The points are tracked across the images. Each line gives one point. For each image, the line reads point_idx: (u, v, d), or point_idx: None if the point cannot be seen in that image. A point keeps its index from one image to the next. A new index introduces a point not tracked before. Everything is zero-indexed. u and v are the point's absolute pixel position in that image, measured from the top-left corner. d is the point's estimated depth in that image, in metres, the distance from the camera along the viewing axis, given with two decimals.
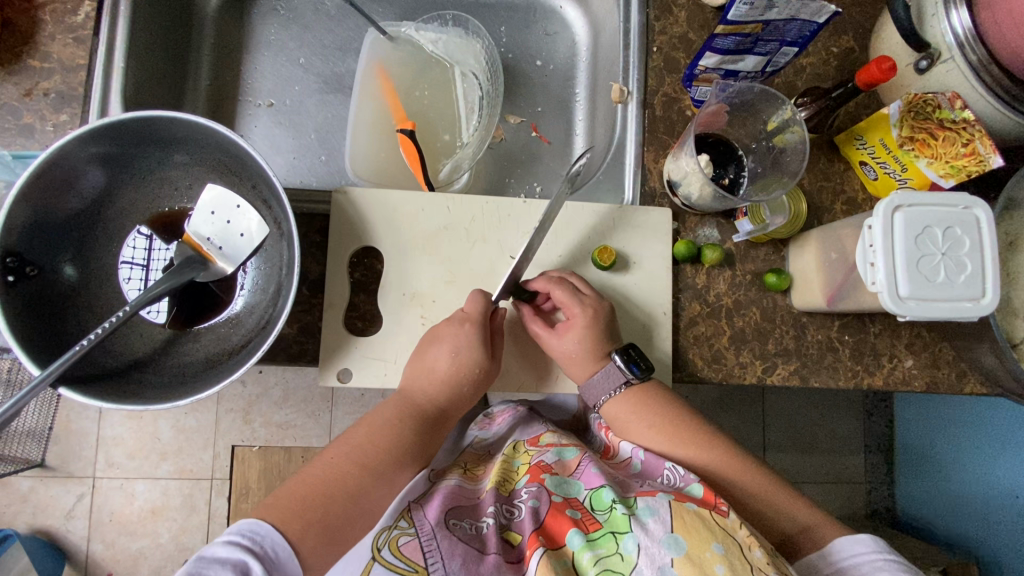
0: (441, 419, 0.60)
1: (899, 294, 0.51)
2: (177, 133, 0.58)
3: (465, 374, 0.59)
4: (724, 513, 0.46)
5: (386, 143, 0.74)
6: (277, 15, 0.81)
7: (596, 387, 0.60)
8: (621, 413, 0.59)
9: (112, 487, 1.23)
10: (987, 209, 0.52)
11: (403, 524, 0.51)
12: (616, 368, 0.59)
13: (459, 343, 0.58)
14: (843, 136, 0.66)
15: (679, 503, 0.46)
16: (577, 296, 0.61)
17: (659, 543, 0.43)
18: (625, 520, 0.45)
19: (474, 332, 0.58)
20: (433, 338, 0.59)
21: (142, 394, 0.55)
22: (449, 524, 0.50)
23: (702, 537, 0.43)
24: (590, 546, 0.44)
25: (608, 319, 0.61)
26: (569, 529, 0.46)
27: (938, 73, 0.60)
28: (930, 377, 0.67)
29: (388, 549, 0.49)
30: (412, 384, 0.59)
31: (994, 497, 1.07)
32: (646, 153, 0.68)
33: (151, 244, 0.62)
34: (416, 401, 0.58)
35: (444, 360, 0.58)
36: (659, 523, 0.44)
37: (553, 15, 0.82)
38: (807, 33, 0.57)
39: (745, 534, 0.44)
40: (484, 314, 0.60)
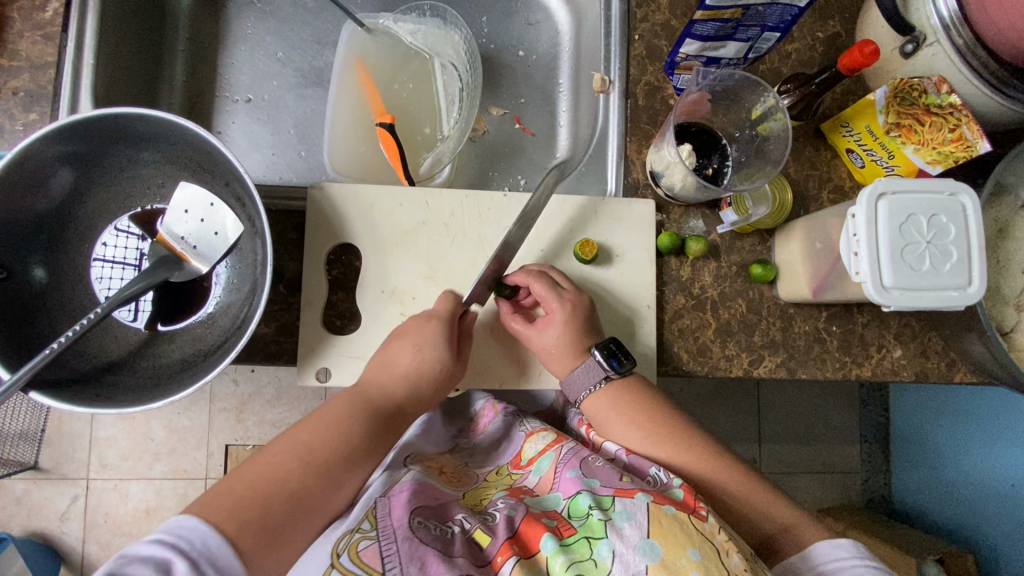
0: (399, 418, 0.57)
1: (883, 283, 0.49)
2: (147, 131, 0.56)
3: (427, 375, 0.57)
4: (703, 518, 0.45)
5: (365, 138, 0.73)
6: (253, 8, 0.79)
7: (577, 382, 0.59)
8: (601, 408, 0.58)
9: (106, 489, 1.23)
10: (973, 196, 0.51)
11: (365, 527, 0.48)
12: (596, 363, 0.58)
13: (400, 363, 0.56)
14: (829, 124, 0.65)
15: (658, 506, 0.45)
16: (556, 291, 0.60)
17: (634, 549, 0.42)
18: (601, 526, 0.44)
19: (439, 328, 0.57)
20: (399, 334, 0.58)
21: (115, 397, 0.54)
22: (414, 524, 0.47)
23: (679, 542, 0.42)
24: (564, 551, 0.43)
25: (586, 313, 0.60)
26: (544, 534, 0.45)
27: (924, 57, 0.58)
28: (919, 367, 0.66)
29: (347, 556, 0.46)
30: (370, 381, 0.57)
31: (990, 486, 1.06)
32: (628, 144, 0.67)
33: (124, 244, 0.60)
34: (371, 398, 0.56)
35: (407, 357, 0.57)
36: (636, 527, 0.43)
37: (535, 4, 0.81)
38: (789, 18, 0.55)
39: (723, 538, 0.44)
40: (451, 313, 0.59)
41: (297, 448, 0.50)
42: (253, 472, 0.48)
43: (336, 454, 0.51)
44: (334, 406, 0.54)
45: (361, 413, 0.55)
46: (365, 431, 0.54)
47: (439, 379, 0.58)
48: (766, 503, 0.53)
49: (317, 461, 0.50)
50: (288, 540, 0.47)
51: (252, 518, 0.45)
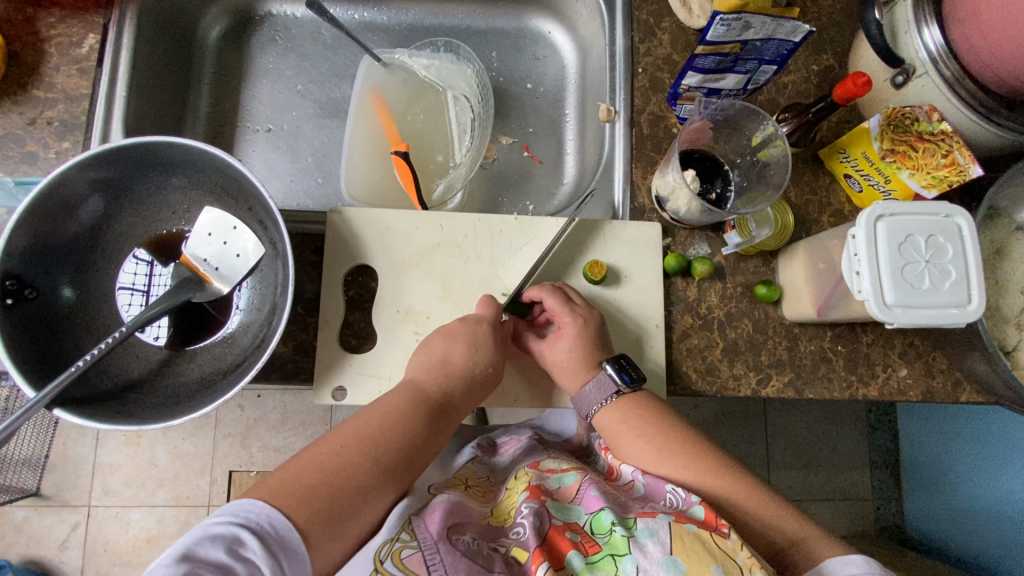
0: (449, 415, 0.57)
1: (886, 301, 0.51)
2: (176, 158, 0.59)
3: (476, 377, 0.59)
4: (725, 535, 0.46)
5: (381, 165, 0.76)
6: (276, 44, 0.84)
7: (590, 397, 0.60)
8: (613, 422, 0.60)
9: (107, 516, 1.22)
10: (967, 217, 0.53)
11: (405, 537, 0.49)
12: (608, 376, 0.60)
13: (475, 340, 0.59)
14: (827, 150, 0.68)
15: (679, 525, 0.46)
16: (566, 305, 0.62)
17: (658, 565, 0.43)
18: (624, 542, 0.45)
19: (489, 331, 0.60)
20: (449, 333, 0.60)
21: (134, 415, 0.55)
22: (451, 539, 0.49)
23: (701, 559, 0.43)
24: (591, 568, 0.44)
25: (597, 327, 0.62)
26: (570, 550, 0.46)
27: (915, 88, 0.61)
28: (925, 387, 0.67)
29: (390, 561, 0.47)
30: (419, 377, 0.58)
31: (1000, 509, 1.06)
32: (634, 170, 0.70)
33: (152, 270, 0.63)
34: (424, 390, 0.57)
35: (461, 352, 0.58)
36: (658, 544, 0.44)
37: (542, 39, 0.85)
38: (785, 52, 0.58)
39: (745, 556, 0.44)
40: (497, 317, 0.62)
41: (349, 444, 0.50)
42: (310, 463, 0.48)
43: (398, 453, 0.52)
44: (382, 409, 0.54)
45: (417, 406, 0.55)
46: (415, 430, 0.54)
47: (490, 377, 0.60)
48: (777, 518, 0.53)
49: (379, 461, 0.50)
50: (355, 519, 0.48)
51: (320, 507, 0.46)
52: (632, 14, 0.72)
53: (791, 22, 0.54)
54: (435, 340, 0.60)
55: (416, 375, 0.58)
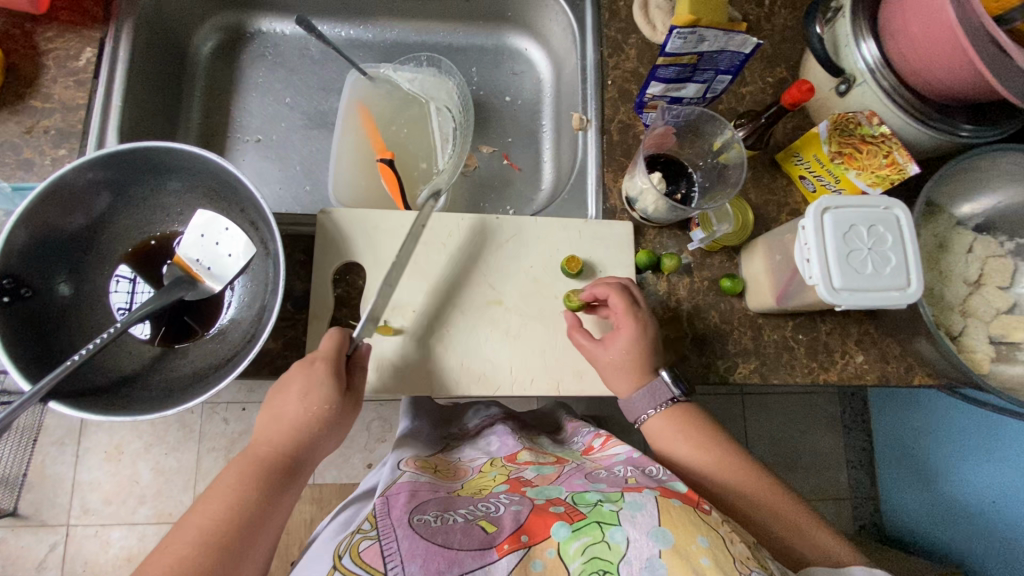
0: (295, 470, 0.56)
1: (834, 286, 0.56)
2: (172, 162, 0.62)
3: (317, 418, 0.57)
4: (707, 512, 0.50)
5: (368, 172, 0.80)
6: (265, 60, 0.88)
7: (638, 402, 0.63)
8: (664, 428, 0.62)
9: (87, 535, 1.20)
10: (904, 209, 0.58)
11: (364, 529, 0.53)
12: (664, 384, 0.63)
13: (307, 385, 0.57)
14: (783, 154, 0.74)
15: (666, 499, 0.49)
16: (633, 309, 0.64)
17: (646, 534, 0.46)
18: (613, 514, 0.48)
19: (323, 370, 0.57)
20: (283, 384, 0.57)
21: (129, 407, 0.57)
22: (413, 520, 0.52)
23: (688, 531, 0.46)
24: (577, 535, 0.47)
25: (655, 335, 0.64)
26: (556, 522, 0.49)
27: (857, 95, 0.68)
28: (881, 371, 0.72)
29: (349, 556, 0.50)
30: (258, 439, 0.56)
31: (967, 502, 1.11)
32: (606, 174, 0.74)
33: (134, 287, 0.65)
34: (262, 453, 0.56)
35: (293, 405, 0.56)
36: (647, 516, 0.47)
37: (519, 56, 0.91)
38: (738, 62, 0.63)
39: (726, 530, 0.49)
40: (336, 352, 0.58)
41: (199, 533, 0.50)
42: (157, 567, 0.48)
43: (237, 527, 0.51)
44: (223, 482, 0.54)
45: (252, 473, 0.54)
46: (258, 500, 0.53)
47: (336, 416, 0.58)
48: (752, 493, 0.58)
49: (222, 537, 0.50)
50: None
51: None
52: (602, 31, 0.78)
53: (740, 36, 0.59)
54: (278, 390, 0.58)
55: (255, 437, 0.56)
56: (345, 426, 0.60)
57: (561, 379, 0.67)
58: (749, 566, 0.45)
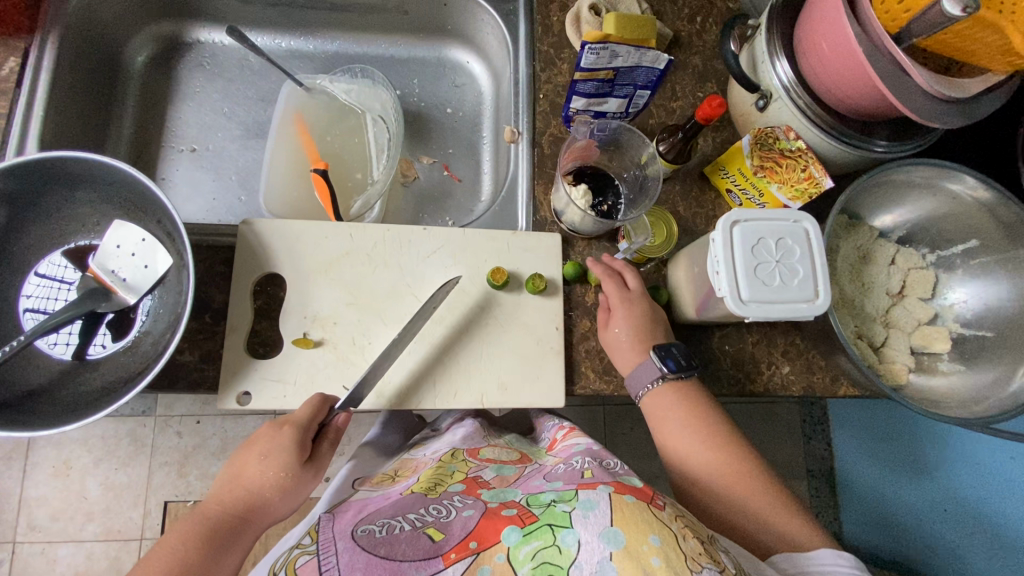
0: (240, 536, 0.55)
1: (741, 298, 0.56)
2: (82, 173, 0.61)
3: (273, 482, 0.57)
4: (660, 507, 0.51)
5: (302, 183, 0.79)
6: (203, 70, 0.87)
7: (637, 380, 0.65)
8: (659, 405, 0.64)
9: (32, 554, 1.17)
10: (812, 222, 0.59)
11: (304, 543, 0.54)
12: (653, 362, 0.64)
13: (272, 446, 0.58)
14: (710, 168, 0.76)
15: (619, 496, 0.50)
16: (620, 290, 0.67)
17: (597, 537, 0.46)
18: (565, 516, 0.48)
19: (291, 433, 0.58)
20: (247, 446, 0.58)
21: (29, 422, 0.55)
22: (356, 534, 0.52)
23: (640, 530, 0.46)
24: (527, 540, 0.47)
25: (647, 312, 0.66)
26: (506, 527, 0.49)
27: (775, 110, 0.69)
28: (806, 382, 0.73)
29: (285, 571, 0.50)
30: (212, 500, 0.56)
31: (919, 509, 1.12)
32: (536, 186, 0.75)
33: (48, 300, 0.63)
34: (210, 515, 0.55)
35: (253, 467, 0.57)
36: (599, 517, 0.48)
37: (460, 68, 0.91)
38: (654, 78, 0.64)
39: (680, 525, 0.49)
40: (308, 421, 0.59)
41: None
42: None
43: None
44: (167, 542, 0.53)
45: (195, 533, 0.53)
46: (195, 560, 0.51)
47: (292, 484, 0.58)
48: (718, 495, 0.60)
49: None
50: None
51: None
52: (534, 45, 0.79)
53: (652, 51, 0.60)
54: (242, 452, 0.58)
55: (209, 498, 0.56)
56: (301, 498, 0.60)
57: (486, 391, 0.67)
58: (702, 563, 0.45)
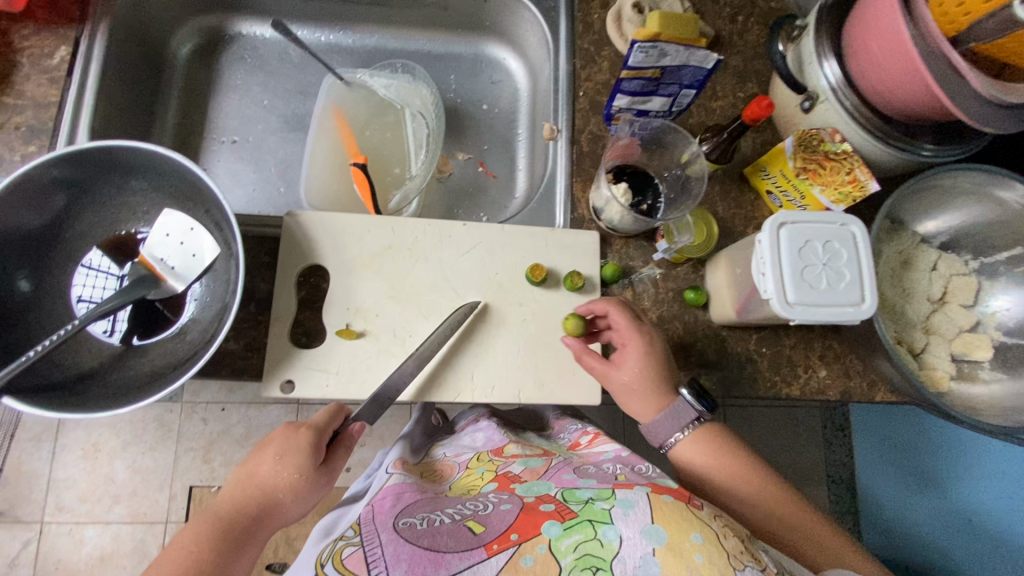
0: (251, 536, 0.56)
1: (787, 300, 0.56)
2: (135, 161, 0.62)
3: (286, 484, 0.58)
4: (698, 507, 0.51)
5: (341, 176, 0.80)
6: (244, 63, 0.88)
7: (662, 426, 0.63)
8: (691, 451, 0.62)
9: (60, 533, 1.20)
10: (860, 225, 0.59)
11: (348, 535, 0.54)
12: (687, 404, 0.62)
13: (285, 448, 0.59)
14: (750, 169, 0.75)
15: (657, 496, 0.51)
16: (633, 324, 0.64)
17: (639, 532, 0.47)
18: (605, 513, 0.49)
19: (305, 437, 0.60)
20: (262, 447, 0.60)
21: (84, 404, 0.57)
22: (398, 526, 0.53)
23: (681, 528, 0.47)
24: (568, 533, 0.48)
25: (664, 352, 0.64)
26: (546, 521, 0.50)
27: (821, 112, 0.68)
28: (843, 387, 0.72)
29: (331, 562, 0.50)
30: (224, 500, 0.57)
31: (938, 517, 1.10)
32: (575, 183, 0.75)
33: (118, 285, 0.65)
34: (223, 514, 0.56)
35: (267, 468, 0.58)
36: (640, 514, 0.48)
37: (496, 64, 0.92)
38: (701, 78, 0.64)
39: (719, 524, 0.49)
40: (325, 427, 0.61)
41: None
42: None
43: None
44: (180, 541, 0.54)
45: (208, 532, 0.55)
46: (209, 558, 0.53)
47: (304, 487, 0.59)
48: (742, 495, 0.61)
49: None
50: None
51: None
52: (574, 42, 0.79)
53: (701, 50, 0.60)
54: (255, 453, 0.60)
55: (222, 498, 0.58)
56: (313, 501, 0.61)
57: (524, 386, 0.67)
58: (743, 562, 0.46)
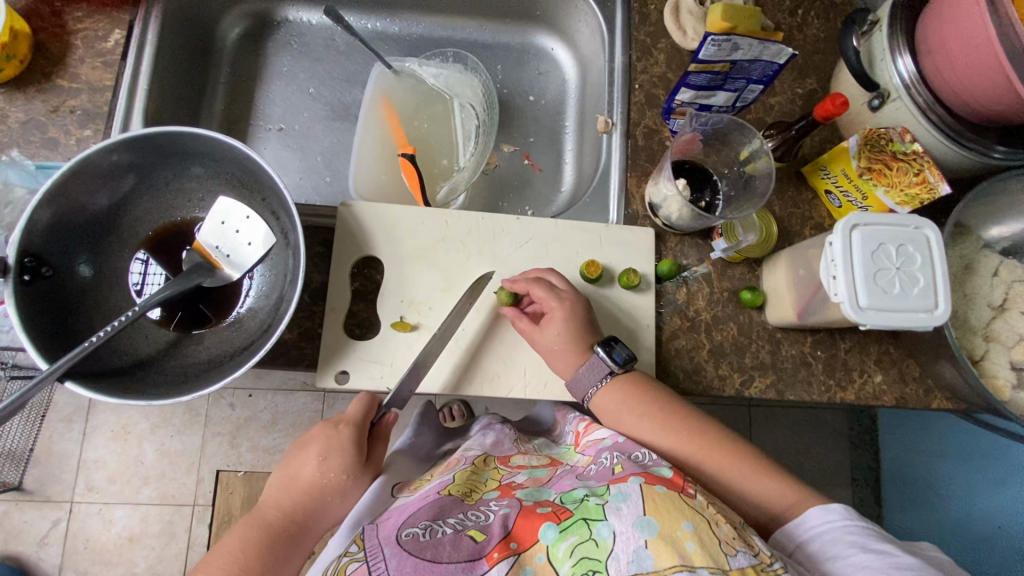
0: (298, 539, 0.56)
1: (859, 303, 0.55)
2: (195, 148, 0.62)
3: (332, 484, 0.58)
4: (692, 495, 0.49)
5: (389, 167, 0.79)
6: (290, 49, 0.87)
7: (584, 379, 0.63)
8: (613, 403, 0.62)
9: (90, 513, 1.21)
10: (935, 230, 0.57)
11: (352, 550, 0.52)
12: (600, 360, 0.63)
13: (329, 447, 0.58)
14: (810, 167, 0.73)
15: (649, 487, 0.49)
16: (554, 292, 0.64)
17: (632, 526, 0.45)
18: (599, 509, 0.48)
19: (347, 434, 0.59)
20: (302, 446, 0.59)
21: (144, 391, 0.56)
22: (402, 537, 0.50)
23: (674, 517, 0.45)
24: (564, 536, 0.46)
25: (584, 311, 0.64)
26: (542, 525, 0.48)
27: (890, 110, 0.66)
28: (899, 393, 0.71)
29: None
30: (268, 504, 0.57)
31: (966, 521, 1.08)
32: (629, 178, 0.73)
33: (147, 269, 0.65)
34: (268, 518, 0.56)
35: (311, 468, 0.57)
36: (632, 507, 0.47)
37: (545, 55, 0.90)
38: (770, 73, 0.63)
39: (713, 511, 0.48)
40: (363, 419, 0.61)
41: None
42: None
43: None
44: (223, 546, 0.53)
45: (254, 536, 0.54)
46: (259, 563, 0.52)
47: (349, 486, 0.58)
48: (724, 477, 0.57)
49: None
50: None
51: None
52: (631, 34, 0.77)
53: (776, 45, 0.58)
54: (296, 452, 0.59)
55: (264, 502, 0.57)
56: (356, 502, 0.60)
57: None
58: (737, 546, 0.45)
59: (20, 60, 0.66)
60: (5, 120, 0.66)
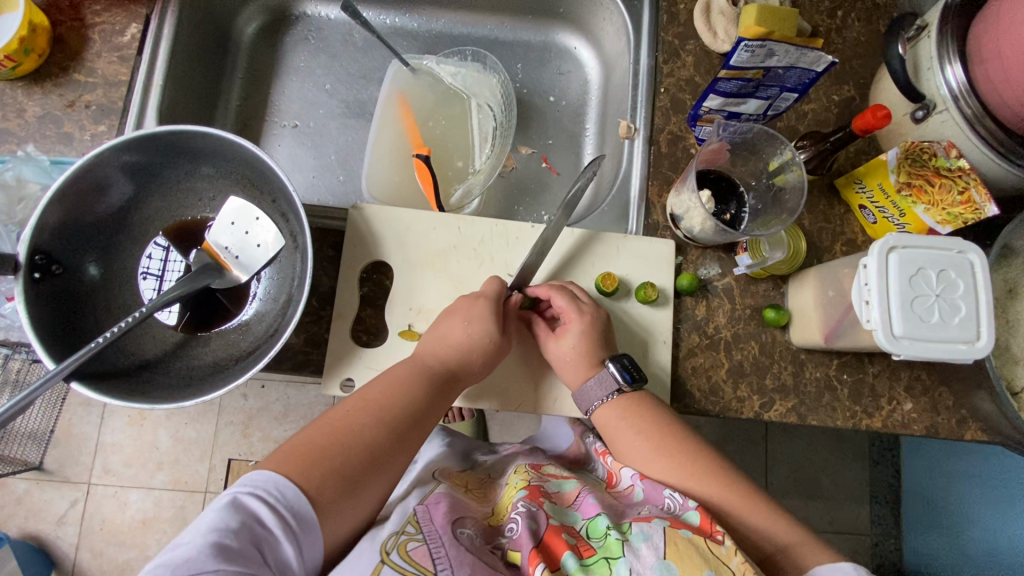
0: (453, 385, 0.59)
1: (894, 332, 0.51)
2: (206, 147, 0.61)
3: (478, 347, 0.59)
4: (719, 541, 0.46)
5: (404, 168, 0.78)
6: (308, 44, 0.86)
7: (589, 395, 0.61)
8: (611, 419, 0.60)
9: (106, 495, 1.23)
10: (981, 255, 0.53)
11: (411, 529, 0.49)
12: (609, 375, 0.60)
13: (471, 314, 0.60)
14: (844, 180, 0.69)
15: (674, 530, 0.46)
16: (575, 304, 0.62)
17: (650, 568, 0.43)
18: (618, 546, 0.45)
19: (486, 305, 0.61)
20: (450, 313, 0.61)
21: (148, 394, 0.56)
22: (456, 533, 0.49)
23: (694, 564, 0.43)
24: (585, 569, 0.44)
25: (603, 326, 0.63)
26: (565, 551, 0.46)
27: (936, 123, 0.62)
28: (929, 422, 0.66)
29: (397, 552, 0.46)
30: (428, 351, 0.59)
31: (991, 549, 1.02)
32: (650, 187, 0.70)
33: (168, 255, 0.65)
34: (428, 363, 0.58)
35: (458, 331, 0.59)
36: (651, 548, 0.44)
37: (567, 54, 0.87)
38: (806, 81, 0.61)
39: (739, 561, 0.44)
40: (499, 294, 0.62)
41: (364, 408, 0.53)
42: (321, 433, 0.50)
43: (406, 418, 0.54)
44: (397, 371, 0.57)
45: (418, 377, 0.57)
46: (423, 395, 0.56)
47: (491, 353, 0.60)
48: (739, 511, 0.53)
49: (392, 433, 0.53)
50: (357, 496, 0.49)
51: (320, 477, 0.47)
52: (658, 34, 0.73)
53: (814, 52, 0.57)
54: (444, 318, 0.61)
55: (421, 348, 0.60)
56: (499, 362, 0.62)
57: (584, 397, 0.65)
58: None
59: (38, 54, 0.66)
60: (23, 114, 0.66)
